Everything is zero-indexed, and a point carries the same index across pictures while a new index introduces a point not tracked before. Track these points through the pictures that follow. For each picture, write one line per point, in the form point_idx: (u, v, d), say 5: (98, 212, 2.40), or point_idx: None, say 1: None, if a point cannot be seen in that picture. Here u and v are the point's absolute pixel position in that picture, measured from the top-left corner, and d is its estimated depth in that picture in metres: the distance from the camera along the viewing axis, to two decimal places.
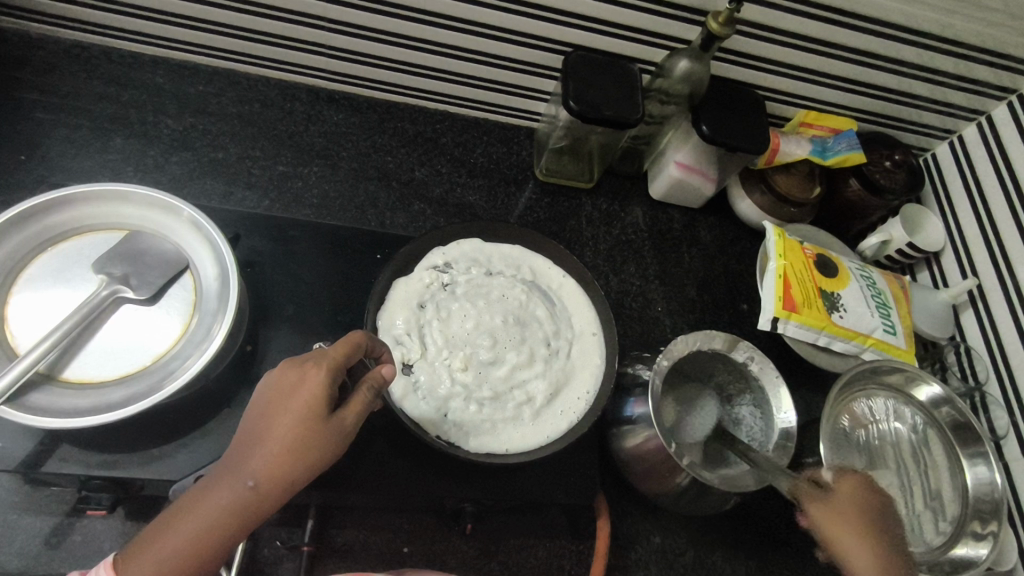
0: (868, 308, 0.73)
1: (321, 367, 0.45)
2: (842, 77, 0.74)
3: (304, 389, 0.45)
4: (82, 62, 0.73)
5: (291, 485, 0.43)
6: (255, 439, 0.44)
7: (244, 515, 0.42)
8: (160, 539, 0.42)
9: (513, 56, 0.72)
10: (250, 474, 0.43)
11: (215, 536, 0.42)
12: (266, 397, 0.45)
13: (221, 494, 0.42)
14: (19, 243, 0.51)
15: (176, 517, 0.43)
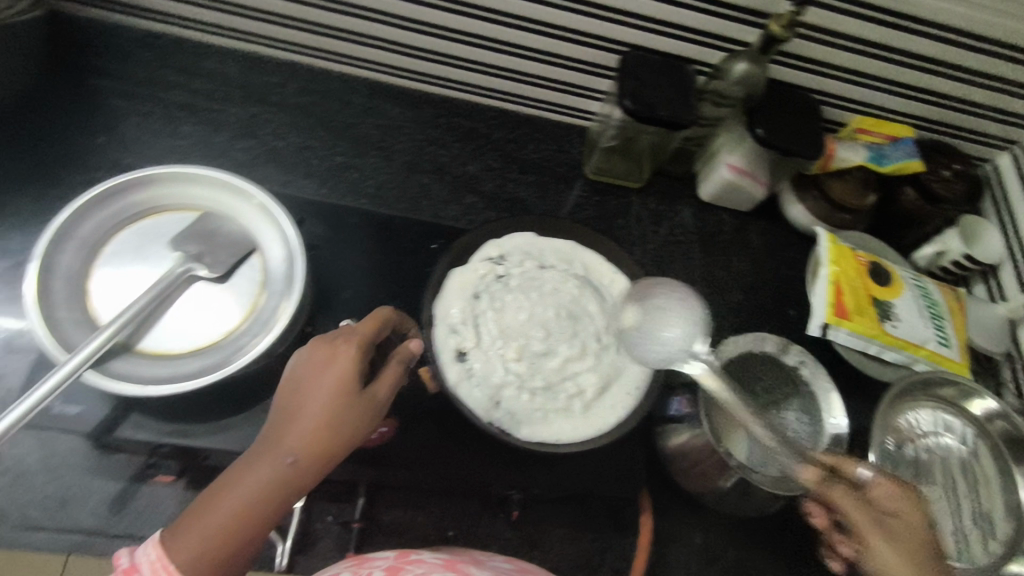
0: (922, 319, 0.72)
1: (353, 343, 0.48)
2: (901, 83, 0.72)
3: (336, 365, 0.47)
4: (154, 50, 0.75)
5: (329, 458, 0.46)
6: (292, 415, 0.46)
7: (287, 487, 0.44)
8: (204, 518, 0.42)
9: (568, 54, 0.73)
10: (290, 449, 0.45)
11: (262, 508, 0.43)
12: (298, 375, 0.48)
13: (264, 469, 0.44)
14: (104, 218, 0.53)
15: (217, 496, 0.43)
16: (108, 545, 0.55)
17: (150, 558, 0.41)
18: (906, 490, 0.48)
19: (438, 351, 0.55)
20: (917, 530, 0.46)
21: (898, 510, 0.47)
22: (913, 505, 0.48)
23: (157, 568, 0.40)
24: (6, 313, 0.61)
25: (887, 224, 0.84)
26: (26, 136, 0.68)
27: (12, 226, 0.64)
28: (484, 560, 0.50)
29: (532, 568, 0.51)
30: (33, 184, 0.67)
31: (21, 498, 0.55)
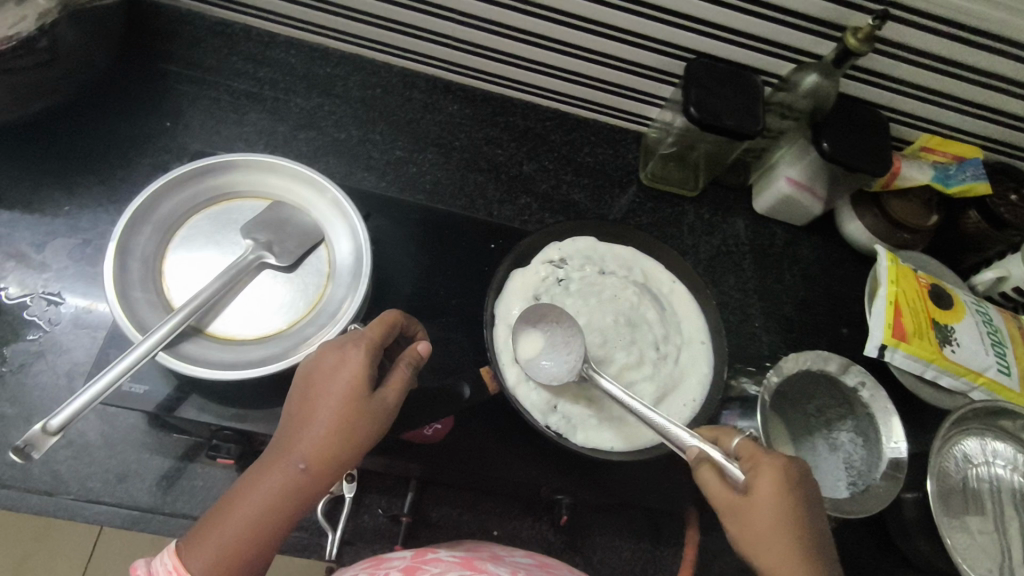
0: (981, 345, 0.70)
1: (360, 347, 0.47)
2: (974, 102, 0.69)
3: (344, 371, 0.46)
4: (225, 39, 0.76)
5: (340, 465, 0.45)
6: (302, 421, 0.45)
7: (299, 496, 0.43)
8: (218, 527, 0.42)
9: (632, 58, 0.71)
10: (300, 456, 0.44)
11: (272, 517, 0.42)
12: (307, 379, 0.47)
13: (274, 477, 0.43)
14: (178, 202, 0.55)
15: (230, 506, 0.43)
16: (163, 523, 0.57)
17: (167, 568, 0.41)
18: (771, 457, 0.43)
19: (498, 351, 0.55)
20: (771, 504, 0.41)
21: (753, 481, 0.42)
22: (787, 479, 0.42)
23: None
24: (76, 289, 0.63)
25: (949, 245, 0.81)
26: (100, 119, 0.70)
27: (85, 205, 0.66)
28: (503, 555, 0.50)
29: (552, 565, 0.50)
30: (106, 165, 0.69)
31: (85, 470, 0.57)
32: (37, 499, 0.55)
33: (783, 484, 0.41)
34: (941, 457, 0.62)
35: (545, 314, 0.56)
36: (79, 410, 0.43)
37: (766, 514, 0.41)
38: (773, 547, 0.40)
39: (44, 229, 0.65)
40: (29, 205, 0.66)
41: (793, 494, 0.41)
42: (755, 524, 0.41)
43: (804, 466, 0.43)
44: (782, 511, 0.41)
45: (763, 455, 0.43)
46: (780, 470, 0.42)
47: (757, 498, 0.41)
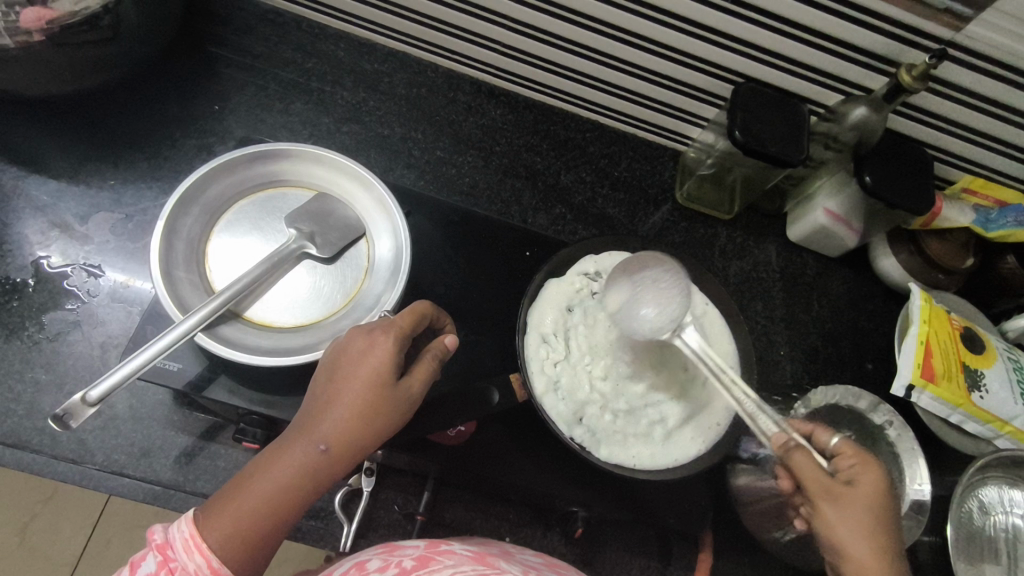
0: (1011, 393, 0.68)
1: (390, 335, 0.47)
2: (1020, 145, 0.68)
3: (373, 356, 0.46)
4: (277, 27, 0.77)
5: (360, 449, 0.45)
6: (326, 402, 0.46)
7: (318, 476, 0.44)
8: (237, 498, 0.42)
9: (679, 77, 0.70)
10: (322, 438, 0.44)
11: (292, 494, 0.43)
12: (334, 361, 0.47)
13: (296, 454, 0.43)
14: (226, 187, 0.56)
15: (249, 481, 0.43)
16: (183, 500, 0.57)
17: (183, 535, 0.40)
18: (873, 462, 0.47)
19: (528, 359, 0.55)
20: (871, 498, 0.44)
21: (858, 475, 0.46)
22: (884, 483, 0.46)
23: (188, 546, 0.40)
24: (116, 263, 0.64)
25: (982, 289, 0.80)
26: (152, 97, 0.72)
27: (130, 181, 0.68)
28: (514, 553, 0.49)
29: (561, 565, 0.49)
30: (152, 143, 0.70)
31: (110, 442, 0.58)
32: (63, 467, 0.56)
33: (883, 485, 0.45)
34: (961, 503, 0.62)
35: (637, 262, 0.57)
36: (117, 383, 0.44)
37: (854, 506, 0.44)
38: (855, 532, 0.43)
39: (89, 201, 0.66)
40: (77, 176, 0.67)
41: (887, 497, 0.45)
42: (853, 509, 0.44)
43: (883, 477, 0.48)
44: (879, 505, 0.44)
45: (864, 457, 0.47)
46: (883, 472, 0.46)
47: (854, 489, 0.45)
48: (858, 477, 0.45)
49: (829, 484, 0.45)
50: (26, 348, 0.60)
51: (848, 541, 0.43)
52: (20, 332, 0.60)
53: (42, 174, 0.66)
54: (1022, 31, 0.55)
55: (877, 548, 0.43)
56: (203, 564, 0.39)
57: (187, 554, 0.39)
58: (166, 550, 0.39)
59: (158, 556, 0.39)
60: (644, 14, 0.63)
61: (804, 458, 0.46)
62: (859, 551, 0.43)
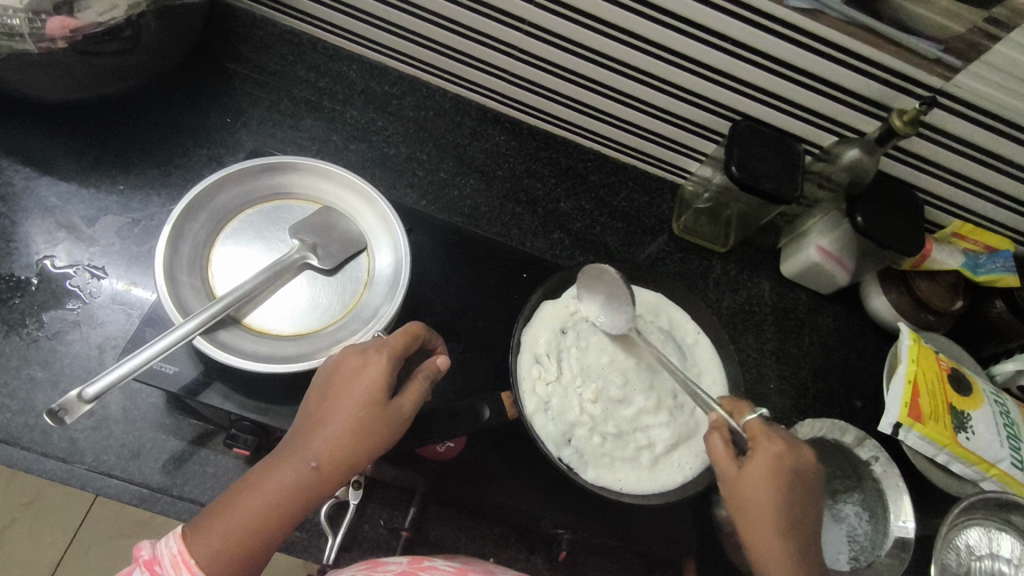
0: (997, 436, 0.68)
1: (383, 353, 0.48)
2: (1008, 193, 0.70)
3: (366, 375, 0.47)
4: (293, 47, 0.79)
5: (351, 468, 0.46)
6: (319, 420, 0.46)
7: (308, 493, 0.44)
8: (225, 514, 0.43)
9: (679, 112, 0.73)
10: (313, 454, 0.45)
11: (280, 510, 0.43)
12: (328, 379, 0.48)
13: (287, 472, 0.44)
14: (234, 196, 0.58)
15: (239, 496, 0.44)
16: (169, 504, 0.57)
17: (170, 551, 0.41)
18: (772, 441, 0.48)
19: (520, 379, 0.56)
20: (761, 483, 0.47)
21: (751, 458, 0.48)
22: (781, 464, 0.48)
23: (176, 562, 0.41)
24: (119, 266, 0.65)
25: (970, 332, 0.81)
26: (166, 107, 0.74)
27: (138, 187, 0.69)
28: (494, 571, 0.49)
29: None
30: (163, 152, 0.72)
31: (101, 443, 0.58)
32: (51, 465, 0.57)
33: (777, 467, 0.47)
34: (946, 543, 0.62)
35: (607, 273, 0.58)
36: (114, 380, 0.45)
37: (754, 488, 0.47)
38: (756, 513, 0.47)
39: (97, 205, 0.67)
40: (87, 179, 0.68)
41: (784, 476, 0.47)
42: (746, 494, 0.47)
43: (802, 452, 0.49)
44: (770, 488, 0.47)
45: (763, 437, 0.48)
46: (778, 452, 0.48)
47: (749, 471, 0.48)
48: (752, 460, 0.48)
49: (730, 470, 0.48)
50: (24, 345, 0.60)
51: (743, 522, 0.48)
52: (20, 329, 0.61)
53: (53, 176, 0.68)
54: (1009, 83, 0.57)
55: (765, 528, 0.47)
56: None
57: (174, 569, 0.40)
58: (154, 565, 0.41)
59: (146, 572, 0.41)
60: (646, 50, 0.65)
61: (710, 444, 0.50)
62: (750, 528, 0.48)
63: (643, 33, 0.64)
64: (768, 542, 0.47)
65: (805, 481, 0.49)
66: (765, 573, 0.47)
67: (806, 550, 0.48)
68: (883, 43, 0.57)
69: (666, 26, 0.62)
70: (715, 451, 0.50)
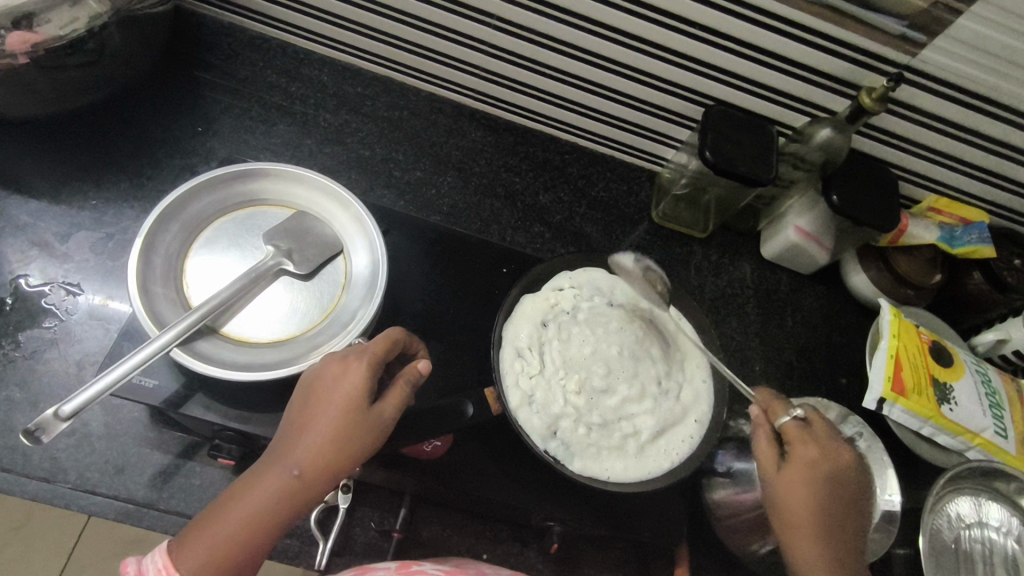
0: (980, 405, 0.70)
1: (362, 359, 0.48)
2: (980, 165, 0.71)
3: (346, 382, 0.47)
4: (262, 52, 0.78)
5: (334, 474, 0.45)
6: (300, 429, 0.46)
7: (291, 501, 0.44)
8: (209, 527, 0.43)
9: (652, 100, 0.73)
10: (294, 463, 0.44)
11: (263, 520, 0.43)
12: (309, 387, 0.47)
13: (269, 482, 0.44)
14: (206, 205, 0.57)
15: (223, 508, 0.44)
16: (156, 519, 0.57)
17: (156, 566, 0.41)
18: (808, 445, 0.50)
19: (503, 373, 0.56)
20: (799, 487, 0.50)
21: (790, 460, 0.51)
22: (816, 469, 0.50)
23: None
24: (94, 282, 0.64)
25: (949, 305, 0.82)
26: (135, 119, 0.73)
27: (110, 201, 0.68)
28: (490, 573, 0.49)
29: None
30: (134, 164, 0.71)
31: (84, 460, 0.58)
32: (34, 485, 0.56)
33: (811, 473, 0.50)
34: (935, 514, 0.62)
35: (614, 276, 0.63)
36: (92, 397, 0.45)
37: (788, 489, 0.50)
38: (793, 514, 0.49)
39: (69, 220, 0.67)
40: (58, 196, 0.67)
41: (820, 478, 0.50)
42: (783, 497, 0.50)
43: (839, 454, 0.51)
44: (808, 492, 0.49)
45: (804, 442, 0.51)
46: (813, 457, 0.50)
47: (784, 473, 0.50)
48: (789, 464, 0.51)
49: (769, 469, 0.51)
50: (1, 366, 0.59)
51: (784, 529, 0.50)
52: None
53: (23, 194, 0.67)
54: (973, 55, 0.57)
55: (803, 532, 0.49)
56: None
57: None
58: None
59: None
60: (616, 39, 0.66)
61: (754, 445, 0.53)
62: (793, 539, 0.49)
63: (612, 22, 0.64)
64: (807, 550, 0.48)
65: (846, 483, 0.51)
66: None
67: (847, 554, 0.49)
68: (848, 21, 0.57)
69: (635, 15, 0.62)
70: (761, 451, 0.52)
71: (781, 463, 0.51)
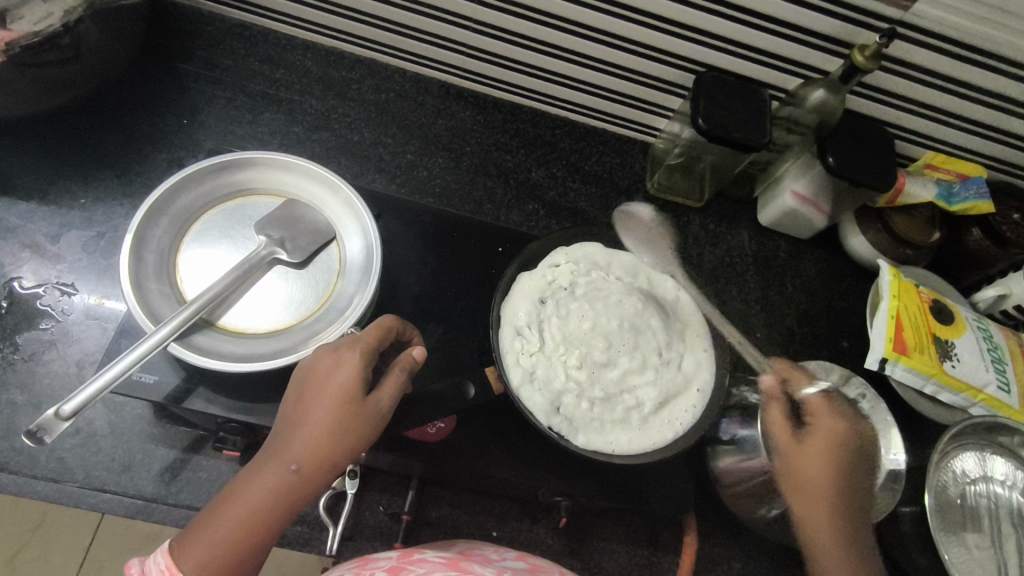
0: (982, 361, 0.69)
1: (355, 351, 0.48)
2: (976, 120, 0.70)
3: (339, 375, 0.47)
4: (243, 40, 0.77)
5: (333, 466, 0.45)
6: (296, 423, 0.46)
7: (292, 495, 0.44)
8: (211, 525, 0.42)
9: (642, 69, 0.72)
10: (293, 457, 0.44)
11: (266, 514, 0.43)
12: (302, 382, 0.47)
13: (268, 478, 0.44)
14: (195, 198, 0.57)
15: (223, 505, 0.43)
16: (167, 513, 0.57)
17: (159, 566, 0.41)
18: (833, 419, 0.56)
19: (503, 352, 0.56)
20: (816, 454, 0.55)
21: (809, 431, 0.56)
22: (835, 440, 0.55)
23: None
24: (89, 281, 0.64)
25: (950, 263, 0.81)
26: (119, 115, 0.72)
27: (99, 199, 0.68)
28: (495, 559, 0.49)
29: (541, 564, 0.50)
30: (121, 160, 0.70)
31: (91, 459, 0.58)
32: (42, 486, 0.56)
33: (833, 442, 0.55)
34: (940, 471, 0.63)
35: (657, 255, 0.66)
36: (92, 396, 0.44)
37: (806, 456, 0.55)
38: (808, 480, 0.54)
39: (59, 220, 0.66)
40: (46, 197, 0.67)
41: (839, 447, 0.55)
42: (802, 464, 0.55)
43: (854, 429, 0.57)
44: (822, 461, 0.54)
45: (825, 418, 0.56)
46: (845, 428, 0.55)
47: (807, 442, 0.55)
48: (807, 435, 0.56)
49: (787, 438, 0.56)
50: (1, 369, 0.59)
51: (795, 494, 0.55)
52: None
53: (11, 196, 0.66)
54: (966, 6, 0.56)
55: (818, 497, 0.54)
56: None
57: None
58: None
59: None
60: (603, 8, 0.64)
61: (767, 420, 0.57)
62: (803, 506, 0.54)
63: None
64: (820, 515, 0.53)
65: (856, 452, 0.56)
66: (813, 542, 0.53)
67: (853, 520, 0.54)
68: None
69: None
70: (775, 423, 0.57)
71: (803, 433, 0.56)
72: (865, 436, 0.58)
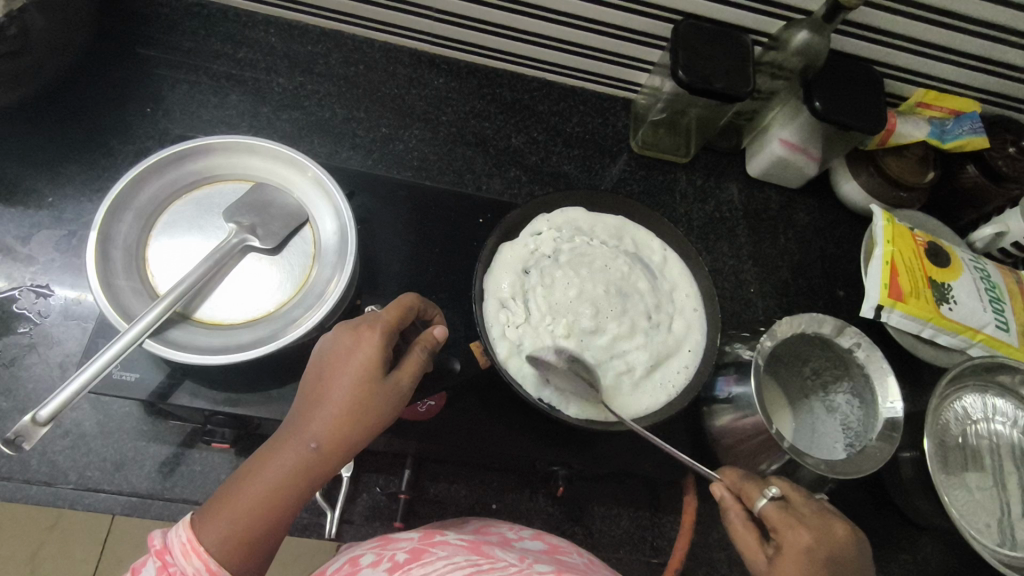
0: (981, 302, 0.68)
1: (376, 329, 0.46)
2: (967, 52, 0.67)
3: (359, 353, 0.46)
4: (202, 19, 0.74)
5: (350, 446, 0.44)
6: (316, 401, 0.45)
7: (311, 474, 0.43)
8: (232, 500, 0.41)
9: (617, 22, 0.69)
10: (312, 436, 0.43)
11: (287, 492, 0.42)
12: (322, 361, 0.46)
13: (288, 455, 0.43)
14: (160, 188, 0.55)
15: (244, 482, 0.42)
16: (163, 508, 0.57)
17: (180, 540, 0.39)
18: (799, 529, 0.43)
19: (488, 326, 0.55)
20: None
21: (780, 553, 0.43)
22: (812, 557, 0.42)
23: (186, 550, 0.39)
24: (64, 281, 0.63)
25: (946, 203, 0.79)
26: (80, 107, 0.69)
27: (67, 196, 0.66)
28: (513, 540, 0.47)
29: (561, 543, 0.48)
30: (86, 154, 0.68)
31: (82, 459, 0.57)
32: (35, 490, 0.56)
33: (809, 563, 0.41)
34: (939, 415, 0.62)
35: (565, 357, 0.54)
36: (66, 400, 0.43)
37: None
38: None
39: (27, 221, 0.64)
40: (12, 198, 0.65)
41: (820, 567, 0.42)
42: None
43: (834, 536, 0.43)
44: None
45: (790, 526, 0.43)
46: (807, 544, 0.42)
47: (779, 566, 0.42)
48: (780, 560, 0.42)
49: (760, 562, 0.44)
50: None
51: None
52: None
53: None
54: None
55: None
56: (202, 567, 0.39)
57: (185, 557, 0.39)
58: (165, 555, 0.39)
59: (158, 561, 0.38)
60: None
61: (735, 539, 0.46)
62: None
63: None
64: None
65: (848, 563, 0.43)
66: None
67: None
68: None
69: None
70: (743, 543, 0.45)
71: (771, 556, 0.43)
72: (855, 534, 0.44)
